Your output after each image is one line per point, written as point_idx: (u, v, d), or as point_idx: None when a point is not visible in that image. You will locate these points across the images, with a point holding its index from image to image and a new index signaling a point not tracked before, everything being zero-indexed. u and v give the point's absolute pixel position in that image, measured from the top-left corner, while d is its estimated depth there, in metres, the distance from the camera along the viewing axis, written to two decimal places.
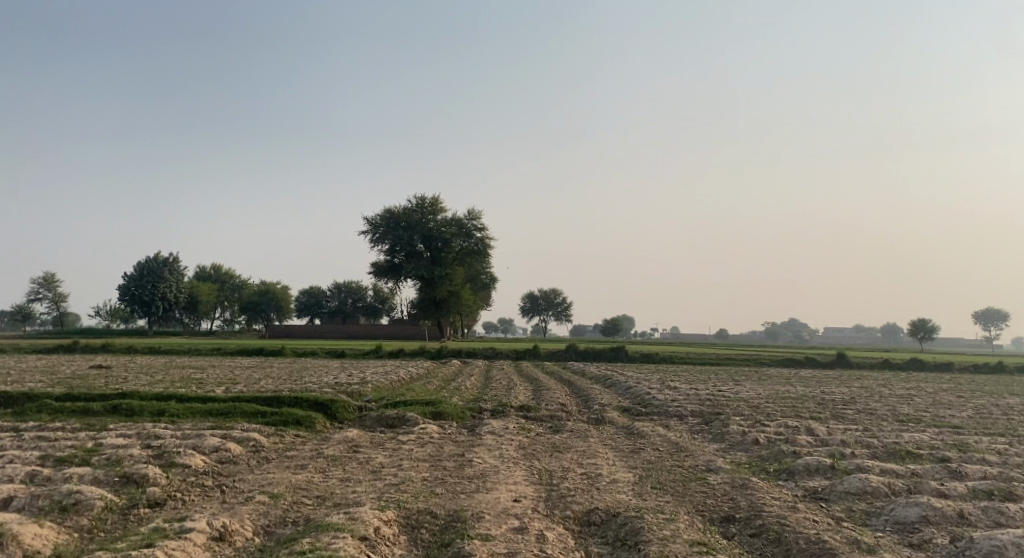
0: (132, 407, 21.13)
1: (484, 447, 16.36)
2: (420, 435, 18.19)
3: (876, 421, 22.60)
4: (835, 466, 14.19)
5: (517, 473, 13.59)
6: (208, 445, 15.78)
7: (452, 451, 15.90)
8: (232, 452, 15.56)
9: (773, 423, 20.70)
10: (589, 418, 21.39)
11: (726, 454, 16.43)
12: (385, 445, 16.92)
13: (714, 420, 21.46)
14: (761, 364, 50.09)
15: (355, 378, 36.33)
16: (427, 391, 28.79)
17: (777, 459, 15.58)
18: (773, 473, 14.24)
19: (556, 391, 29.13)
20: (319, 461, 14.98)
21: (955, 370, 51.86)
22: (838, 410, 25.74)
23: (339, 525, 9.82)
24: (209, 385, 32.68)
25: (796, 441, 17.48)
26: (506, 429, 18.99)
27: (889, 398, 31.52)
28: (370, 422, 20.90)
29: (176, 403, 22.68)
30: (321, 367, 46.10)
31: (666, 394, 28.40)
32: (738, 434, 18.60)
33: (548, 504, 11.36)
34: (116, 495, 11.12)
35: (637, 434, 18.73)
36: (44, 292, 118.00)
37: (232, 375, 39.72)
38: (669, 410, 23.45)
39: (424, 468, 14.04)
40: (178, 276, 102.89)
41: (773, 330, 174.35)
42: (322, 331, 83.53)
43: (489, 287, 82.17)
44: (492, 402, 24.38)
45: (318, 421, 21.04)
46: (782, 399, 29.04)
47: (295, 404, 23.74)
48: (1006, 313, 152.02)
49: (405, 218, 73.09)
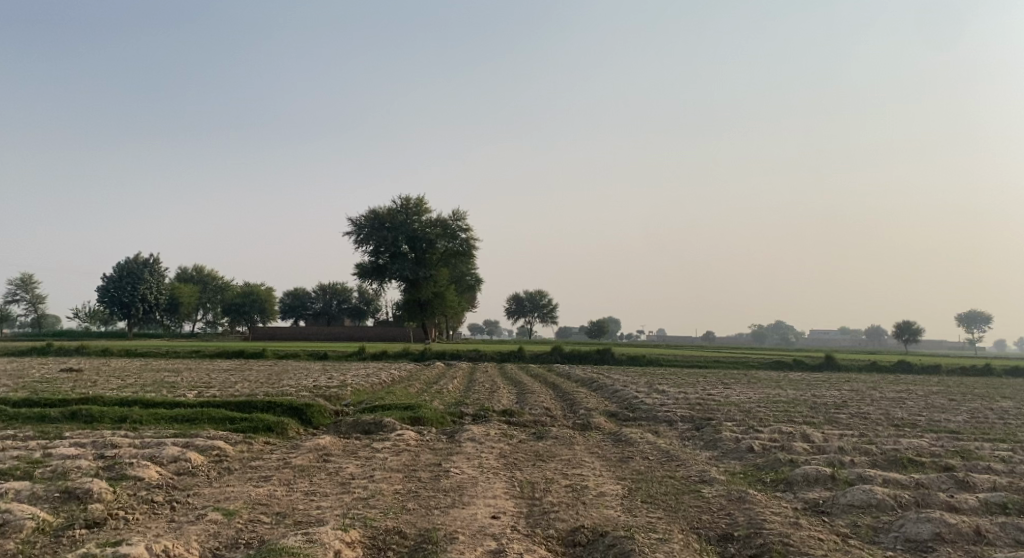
0: (93, 414, 20.11)
1: (463, 456, 15.39)
2: (396, 442, 17.18)
3: (872, 426, 21.77)
4: (835, 476, 13.32)
5: (498, 484, 12.63)
6: (166, 454, 14.79)
7: (428, 460, 14.94)
8: (192, 463, 14.55)
9: (767, 429, 19.82)
10: (574, 423, 20.49)
11: (720, 463, 15.49)
12: (357, 453, 15.92)
13: (705, 426, 20.59)
14: (749, 366, 49.35)
15: (335, 381, 35.27)
16: (407, 396, 27.76)
17: (773, 468, 14.73)
18: (770, 484, 13.33)
19: (541, 394, 28.21)
20: (285, 471, 14.00)
21: (943, 372, 51.30)
22: (830, 414, 24.94)
23: (294, 549, 8.87)
24: (181, 390, 31.57)
25: (792, 449, 16.64)
26: (487, 436, 18.04)
27: (881, 401, 30.78)
28: (346, 428, 19.86)
29: (141, 410, 21.63)
30: (301, 369, 44.99)
31: (654, 398, 27.57)
32: (732, 441, 17.67)
33: (530, 521, 10.42)
34: (52, 514, 10.17)
35: (625, 441, 17.85)
36: (22, 293, 115.94)
37: (207, 379, 38.54)
38: (658, 415, 22.57)
39: (399, 480, 13.05)
40: (159, 278, 101.33)
41: (758, 332, 174.32)
42: (305, 333, 82.30)
43: (475, 288, 81.21)
44: (475, 406, 23.41)
45: (291, 427, 20.01)
46: (773, 403, 28.22)
47: (267, 408, 22.66)
48: (989, 314, 152.81)
49: (389, 218, 71.93)
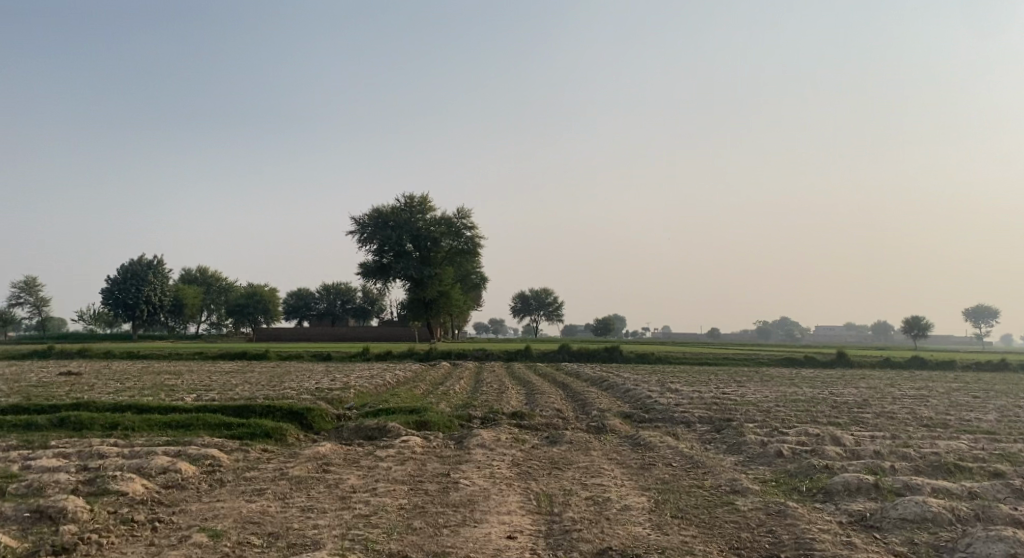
0: (81, 420, 19.13)
1: (472, 465, 14.32)
2: (401, 449, 16.12)
3: (901, 426, 20.71)
4: (879, 485, 12.26)
5: (513, 498, 11.59)
6: (154, 465, 13.76)
7: (435, 470, 13.88)
8: (182, 474, 13.52)
9: (793, 431, 18.75)
10: (588, 426, 19.42)
11: (748, 470, 14.43)
12: (359, 462, 14.85)
13: (726, 427, 19.54)
14: (760, 364, 48.21)
15: (338, 383, 34.25)
16: (412, 398, 26.66)
17: (807, 475, 13.67)
18: (807, 494, 12.28)
19: (551, 395, 27.16)
20: (281, 483, 12.94)
21: (958, 368, 50.02)
22: (855, 414, 23.85)
23: None
24: (180, 393, 30.67)
25: (824, 453, 15.58)
26: (497, 441, 16.99)
27: (902, 399, 29.65)
28: (348, 434, 18.79)
29: (133, 415, 20.65)
30: (304, 370, 44.03)
31: (668, 397, 26.50)
32: (758, 446, 16.57)
33: (551, 543, 9.40)
34: (18, 540, 9.25)
35: (644, 445, 16.79)
36: (26, 296, 115.24)
37: (207, 382, 37.59)
38: (675, 416, 21.50)
39: (406, 493, 12.01)
40: (163, 279, 100.55)
41: (763, 329, 173.05)
42: (309, 333, 81.34)
43: (480, 287, 80.20)
44: (483, 408, 22.35)
45: (290, 434, 18.96)
46: (792, 402, 27.11)
47: (266, 413, 21.62)
48: (995, 309, 151.21)
49: (393, 217, 70.91)
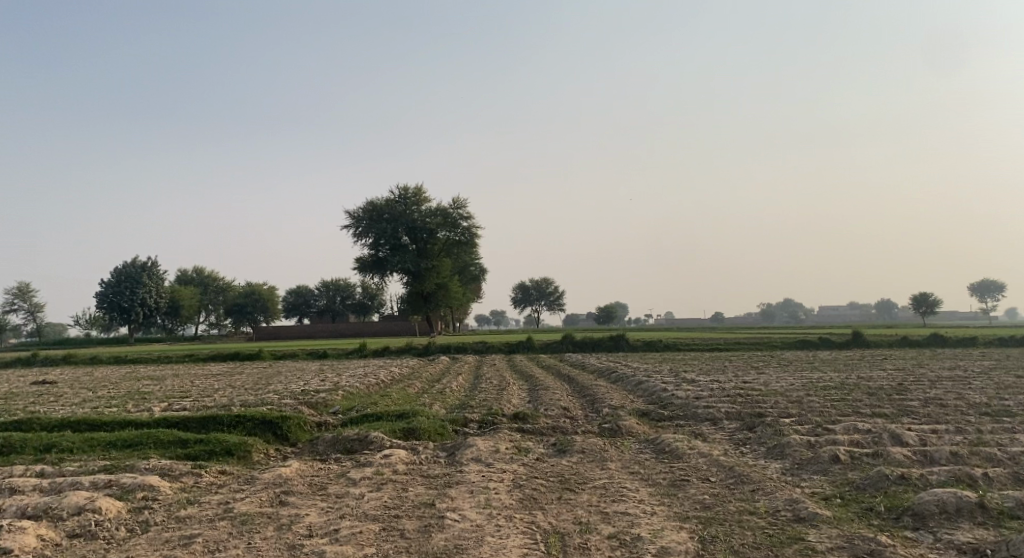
0: (14, 442, 16.36)
1: (463, 490, 11.49)
2: (380, 469, 13.34)
3: (959, 415, 17.94)
4: (985, 504, 9.56)
5: (515, 540, 8.85)
6: (66, 503, 10.97)
7: (419, 499, 11.08)
8: (100, 517, 10.72)
9: (839, 427, 15.93)
10: (601, 428, 16.64)
11: (802, 483, 11.68)
12: (329, 490, 12.08)
13: (761, 425, 16.76)
14: (775, 348, 45.29)
15: (327, 384, 31.48)
16: (403, 401, 23.85)
17: (879, 488, 10.99)
18: (892, 517, 9.59)
19: (555, 391, 24.36)
20: (219, 526, 10.12)
21: (982, 345, 47.10)
22: (898, 402, 21.11)
23: None
24: (149, 403, 27.90)
25: (889, 456, 12.84)
26: (496, 452, 14.22)
27: (941, 382, 26.89)
28: (324, 448, 16.07)
29: (75, 433, 17.81)
30: (295, 371, 41.22)
31: (685, 390, 23.73)
32: (805, 450, 13.76)
33: None
34: None
35: (671, 453, 14.00)
36: (20, 302, 112.30)
37: (185, 388, 34.72)
38: (701, 413, 18.70)
39: (377, 536, 9.28)
40: (157, 280, 97.57)
41: (767, 311, 170.30)
42: (305, 332, 78.55)
43: (477, 279, 77.33)
44: (481, 410, 19.57)
45: (257, 450, 16.18)
46: (822, 390, 24.37)
47: (234, 424, 18.83)
48: (1001, 283, 148.28)
49: (387, 209, 67.96)
